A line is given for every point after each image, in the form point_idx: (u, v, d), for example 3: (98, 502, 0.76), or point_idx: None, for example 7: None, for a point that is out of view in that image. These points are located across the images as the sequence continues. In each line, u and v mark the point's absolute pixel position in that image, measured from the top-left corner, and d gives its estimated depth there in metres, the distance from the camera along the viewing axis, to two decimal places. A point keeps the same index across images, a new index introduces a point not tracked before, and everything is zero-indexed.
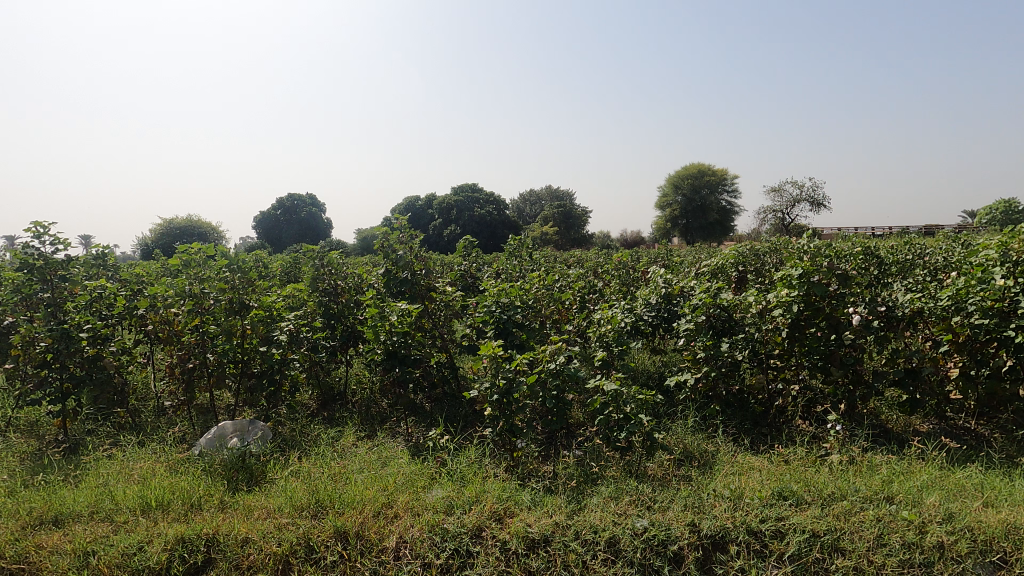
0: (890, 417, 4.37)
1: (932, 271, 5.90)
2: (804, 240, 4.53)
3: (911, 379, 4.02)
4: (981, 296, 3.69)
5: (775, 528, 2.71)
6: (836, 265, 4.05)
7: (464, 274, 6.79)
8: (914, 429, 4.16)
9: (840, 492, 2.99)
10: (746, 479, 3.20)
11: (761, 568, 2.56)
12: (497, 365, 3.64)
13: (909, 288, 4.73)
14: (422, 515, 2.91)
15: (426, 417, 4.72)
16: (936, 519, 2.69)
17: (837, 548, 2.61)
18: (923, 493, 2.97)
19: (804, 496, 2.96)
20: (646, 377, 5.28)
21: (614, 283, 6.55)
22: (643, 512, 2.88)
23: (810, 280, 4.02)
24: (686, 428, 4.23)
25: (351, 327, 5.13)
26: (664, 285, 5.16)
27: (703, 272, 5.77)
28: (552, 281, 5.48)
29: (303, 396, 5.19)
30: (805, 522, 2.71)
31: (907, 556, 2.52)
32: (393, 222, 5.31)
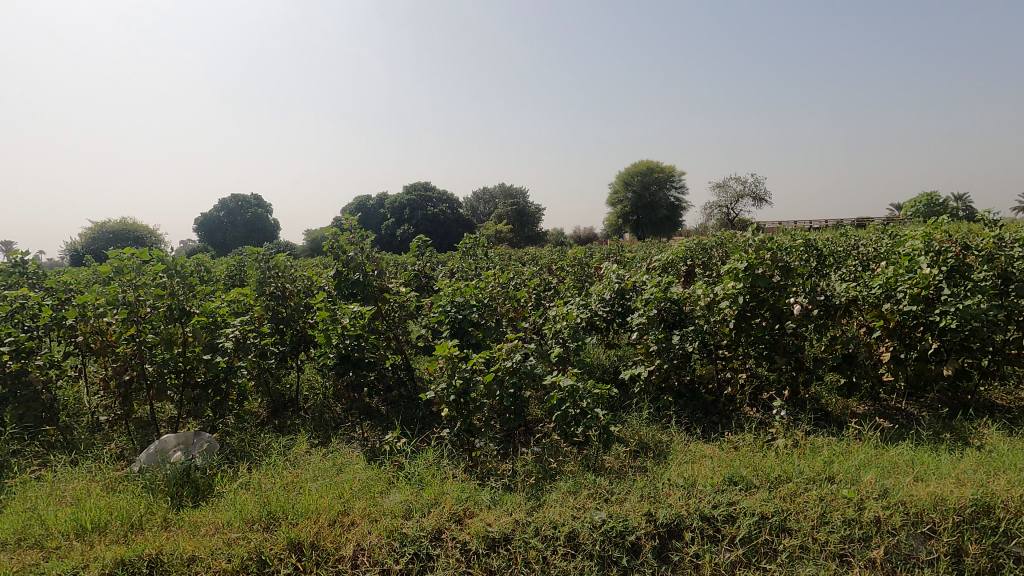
0: (830, 401, 4.59)
1: (866, 262, 6.22)
2: (749, 233, 4.65)
3: (848, 364, 4.27)
4: (910, 285, 3.99)
5: (726, 513, 2.80)
6: (778, 257, 4.28)
7: (417, 273, 6.66)
8: (851, 411, 4.40)
9: (786, 474, 3.12)
10: (699, 467, 3.30)
11: (714, 552, 2.64)
12: (453, 365, 3.60)
13: (844, 277, 5.04)
14: (380, 520, 2.85)
15: (383, 421, 4.64)
16: (873, 495, 2.85)
17: (784, 528, 2.73)
18: (861, 471, 3.13)
19: (753, 480, 3.08)
20: (602, 372, 5.31)
21: (568, 280, 6.57)
22: (601, 505, 2.91)
23: (755, 272, 4.25)
24: (641, 420, 4.32)
25: (300, 331, 5.01)
26: (617, 280, 5.25)
27: (652, 267, 5.89)
28: (507, 280, 5.47)
29: (251, 405, 5.01)
30: (754, 506, 2.81)
31: (848, 532, 2.67)
32: (341, 222, 5.14)
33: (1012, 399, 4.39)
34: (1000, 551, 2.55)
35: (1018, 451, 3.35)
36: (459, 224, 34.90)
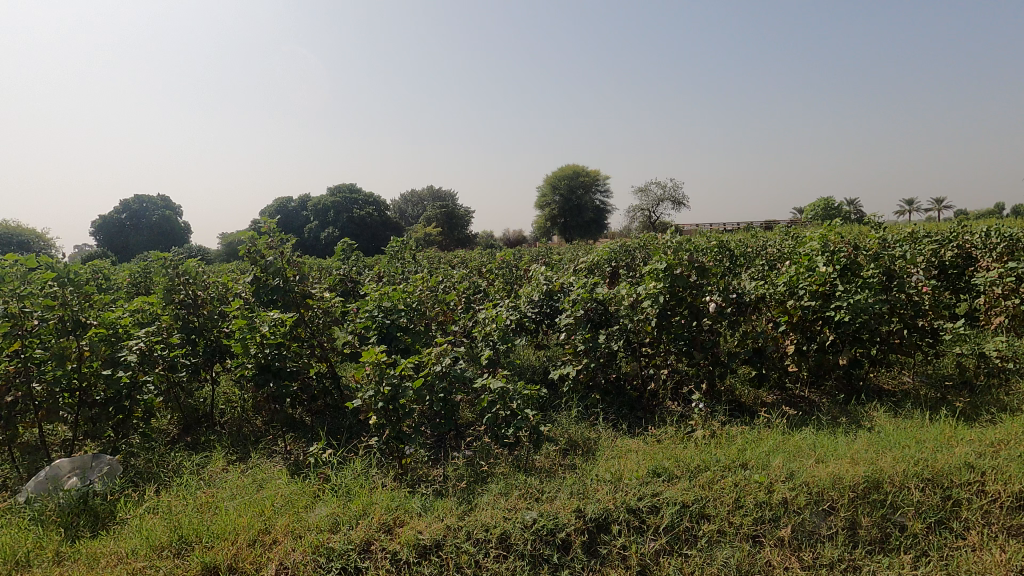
0: (743, 392, 4.90)
1: (772, 262, 6.71)
2: (668, 235, 4.90)
3: (758, 357, 4.63)
4: (810, 283, 4.44)
5: (651, 504, 2.92)
6: (694, 258, 4.54)
7: (343, 278, 6.44)
8: (762, 401, 4.72)
9: (705, 464, 3.30)
10: (625, 461, 3.42)
11: (639, 543, 2.74)
12: (381, 371, 3.53)
13: (754, 276, 5.41)
14: (304, 536, 2.73)
15: (307, 432, 4.45)
16: (781, 478, 3.07)
17: (703, 514, 2.88)
18: (770, 456, 3.36)
19: (675, 471, 3.23)
20: (532, 372, 5.37)
21: (498, 282, 6.60)
22: (532, 505, 2.95)
23: (673, 272, 4.46)
24: (570, 418, 4.41)
25: (216, 341, 4.69)
26: (545, 282, 5.34)
27: (579, 269, 6.04)
28: (436, 283, 5.42)
29: (160, 422, 4.65)
30: (676, 495, 2.95)
31: (760, 514, 2.86)
32: (260, 225, 4.93)
33: (896, 383, 4.88)
34: (887, 521, 2.82)
35: (901, 430, 3.72)
36: (387, 227, 34.19)
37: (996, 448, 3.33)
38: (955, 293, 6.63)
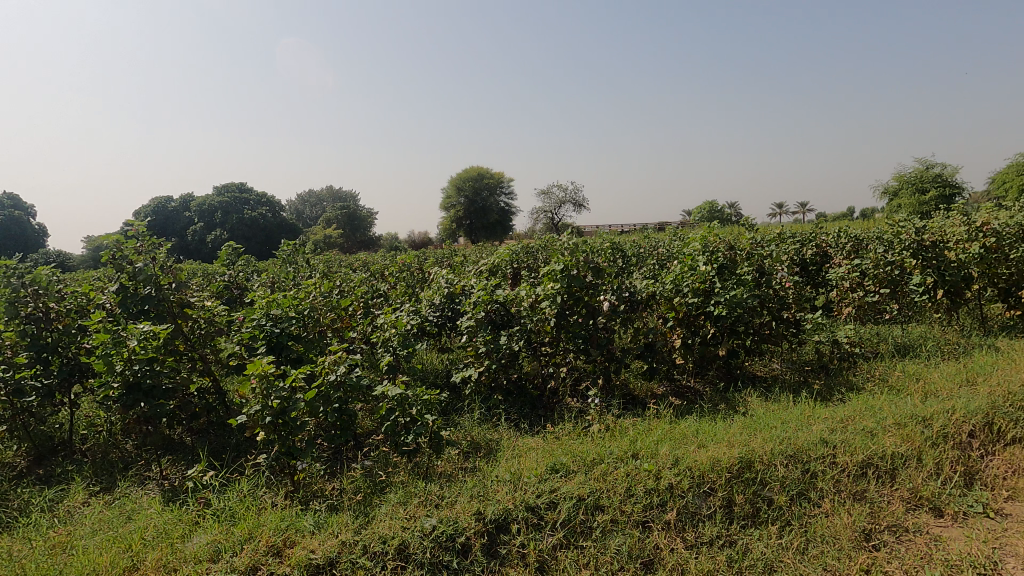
0: (637, 385, 5.17)
1: (662, 261, 7.15)
2: (565, 237, 5.11)
3: (650, 352, 4.90)
4: (693, 281, 4.83)
5: (548, 500, 3.00)
6: (589, 260, 4.75)
7: (228, 284, 5.98)
8: (653, 392, 5.01)
9: (599, 456, 3.44)
10: (524, 460, 3.48)
11: (537, 540, 2.80)
12: (268, 384, 3.27)
13: (645, 275, 5.75)
14: (179, 569, 2.50)
15: (187, 454, 4.09)
16: (667, 465, 3.27)
17: (598, 506, 3.01)
18: (658, 445, 3.58)
19: (571, 466, 3.34)
20: (434, 376, 5.31)
21: (399, 285, 6.46)
22: (432, 511, 2.91)
23: (570, 273, 4.60)
24: (473, 421, 4.41)
25: (74, 360, 4.16)
26: (447, 285, 5.30)
27: (480, 271, 6.07)
28: (331, 288, 5.18)
29: (3, 455, 4.05)
30: (572, 490, 3.06)
31: (648, 500, 3.03)
32: (126, 228, 4.42)
33: (767, 369, 5.40)
34: (758, 497, 3.10)
35: (770, 413, 4.12)
36: (283, 230, 32.36)
37: (844, 424, 3.78)
38: (815, 287, 7.46)
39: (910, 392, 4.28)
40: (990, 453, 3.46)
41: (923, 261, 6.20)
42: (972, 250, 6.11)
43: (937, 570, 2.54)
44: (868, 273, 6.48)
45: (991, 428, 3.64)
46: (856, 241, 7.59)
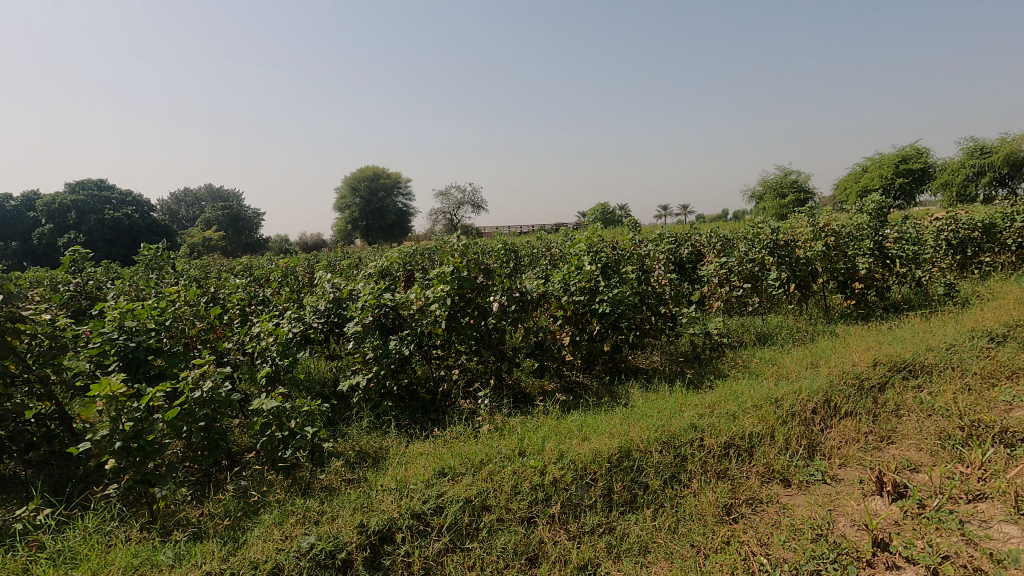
0: (528, 383, 5.27)
1: (553, 262, 7.40)
2: (454, 239, 5.13)
3: (539, 350, 5.03)
4: (579, 281, 5.11)
5: (435, 505, 2.97)
6: (478, 262, 4.86)
7: (75, 294, 5.29)
8: (543, 389, 5.14)
9: (487, 457, 3.47)
10: (412, 466, 3.43)
11: (423, 547, 2.76)
12: (118, 406, 2.93)
13: (537, 276, 5.97)
14: None
15: (18, 491, 3.56)
16: (551, 461, 3.38)
17: (485, 506, 3.03)
18: (544, 441, 3.68)
19: (459, 468, 3.34)
20: (320, 386, 5.06)
21: (281, 291, 6.10)
22: (311, 529, 2.77)
23: (460, 275, 4.60)
24: (361, 430, 4.25)
25: None
26: (332, 290, 5.07)
27: (370, 274, 5.89)
28: (200, 296, 4.76)
29: None
30: (459, 492, 3.06)
31: (533, 496, 3.11)
32: None
33: (648, 362, 5.75)
34: (635, 483, 3.29)
35: (648, 403, 4.39)
36: (154, 232, 29.38)
37: (712, 409, 4.13)
38: (691, 283, 8.08)
39: (766, 376, 4.76)
40: (828, 426, 3.93)
41: (778, 258, 6.94)
42: (816, 247, 6.94)
43: (784, 534, 2.83)
44: (734, 269, 7.14)
45: (830, 405, 4.15)
46: (725, 241, 8.33)
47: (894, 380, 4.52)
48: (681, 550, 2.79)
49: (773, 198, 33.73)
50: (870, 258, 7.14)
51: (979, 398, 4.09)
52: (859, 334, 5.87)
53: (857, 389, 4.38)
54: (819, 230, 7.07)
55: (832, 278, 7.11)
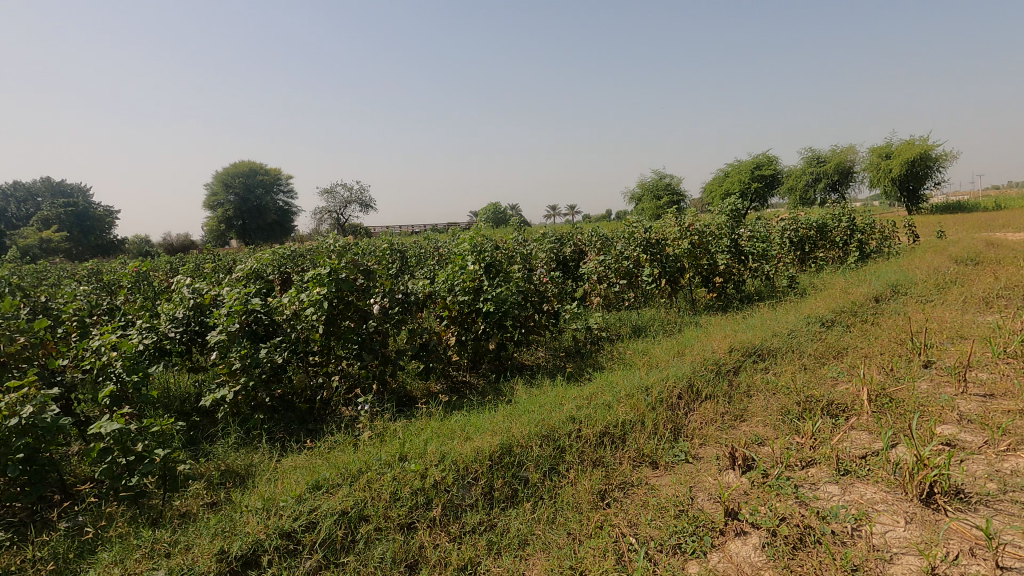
0: (413, 386, 5.17)
1: (439, 262, 7.36)
2: (331, 239, 4.89)
3: (424, 351, 4.96)
4: (463, 280, 5.15)
5: (307, 521, 2.82)
6: (357, 263, 4.70)
7: None
8: (429, 391, 5.07)
9: (366, 465, 3.35)
10: (283, 482, 3.22)
11: (293, 566, 2.59)
12: None
13: (423, 276, 5.91)
14: None
15: None
16: (433, 463, 3.34)
17: (362, 517, 2.93)
18: (426, 444, 3.63)
19: (335, 480, 3.20)
20: (180, 403, 4.58)
21: (132, 299, 5.45)
22: (160, 562, 2.50)
23: (338, 277, 4.41)
24: (227, 447, 3.91)
25: None
26: (192, 295, 4.60)
27: (237, 277, 5.44)
28: (23, 307, 4.10)
29: None
30: (334, 505, 2.93)
31: (414, 501, 3.05)
32: None
33: (533, 358, 5.89)
34: (515, 478, 3.36)
35: (530, 398, 4.49)
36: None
37: (590, 400, 4.33)
38: (574, 281, 8.42)
39: (639, 366, 5.09)
40: (691, 410, 4.28)
41: (650, 255, 7.45)
42: (682, 245, 7.55)
43: (651, 513, 3.01)
44: (611, 267, 7.55)
45: (692, 390, 4.53)
46: (604, 240, 8.79)
47: (746, 364, 5.03)
48: (558, 539, 2.87)
49: (650, 200, 36.24)
50: (727, 255, 7.92)
51: (812, 376, 4.68)
52: (718, 323, 6.46)
53: (715, 374, 4.82)
54: (685, 230, 7.78)
55: (696, 273, 7.77)
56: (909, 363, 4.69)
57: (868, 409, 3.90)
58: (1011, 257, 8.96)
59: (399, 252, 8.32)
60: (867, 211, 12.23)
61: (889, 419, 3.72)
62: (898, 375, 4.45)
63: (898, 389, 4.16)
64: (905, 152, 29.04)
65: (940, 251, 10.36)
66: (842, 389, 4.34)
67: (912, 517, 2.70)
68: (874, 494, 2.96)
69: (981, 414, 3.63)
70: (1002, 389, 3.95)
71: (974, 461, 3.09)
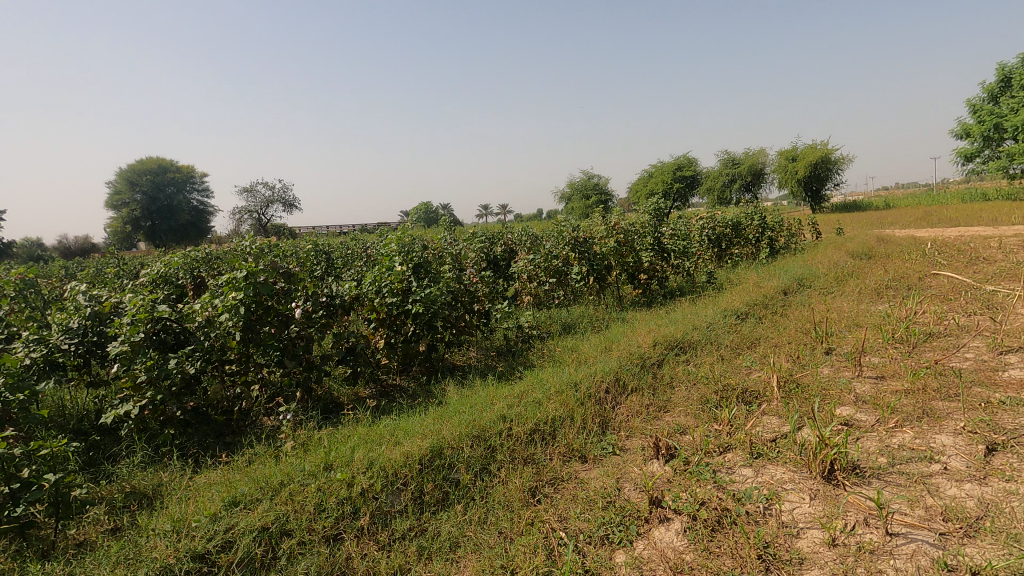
0: (340, 392, 4.99)
1: (367, 262, 7.17)
2: (247, 241, 4.63)
3: (351, 356, 4.80)
4: (391, 282, 5.04)
5: (222, 541, 2.67)
6: (277, 266, 4.49)
7: None
8: (357, 396, 4.92)
9: (288, 477, 3.21)
10: (196, 501, 3.02)
11: None
12: None
13: (349, 277, 5.72)
14: None
15: None
16: (360, 471, 3.24)
17: (284, 531, 2.81)
18: (353, 451, 3.52)
19: (254, 495, 3.04)
20: (77, 421, 4.18)
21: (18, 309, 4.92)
22: None
23: (255, 280, 4.19)
24: (132, 467, 3.61)
25: None
26: (89, 303, 4.20)
27: (142, 283, 5.03)
28: None
29: None
30: (253, 521, 2.78)
31: (340, 512, 2.95)
32: None
33: (465, 358, 5.87)
34: (445, 481, 3.32)
35: (461, 399, 4.46)
36: None
37: (520, 398, 4.37)
38: (505, 279, 8.46)
39: (568, 363, 5.18)
40: (618, 403, 4.41)
41: (578, 253, 7.62)
42: (608, 244, 7.78)
43: (580, 507, 3.07)
44: (541, 265, 7.66)
45: (619, 384, 4.67)
46: (534, 239, 8.88)
47: (669, 357, 5.26)
48: (489, 539, 2.86)
49: (579, 199, 37.07)
50: (651, 252, 8.24)
51: (728, 366, 4.95)
52: (643, 319, 6.70)
53: (641, 368, 5.00)
54: (611, 230, 8.01)
55: (622, 271, 8.03)
56: (813, 351, 5.07)
57: (777, 395, 4.18)
58: (899, 251, 9.89)
59: (324, 253, 8.02)
60: (777, 210, 13.10)
61: (795, 403, 4.00)
62: (803, 363, 4.79)
63: (803, 375, 4.49)
64: (809, 155, 31.39)
65: (839, 247, 11.27)
66: (755, 378, 4.63)
67: (815, 493, 2.92)
68: (783, 474, 3.17)
69: (874, 395, 3.98)
70: (891, 372, 4.35)
71: (868, 438, 3.38)
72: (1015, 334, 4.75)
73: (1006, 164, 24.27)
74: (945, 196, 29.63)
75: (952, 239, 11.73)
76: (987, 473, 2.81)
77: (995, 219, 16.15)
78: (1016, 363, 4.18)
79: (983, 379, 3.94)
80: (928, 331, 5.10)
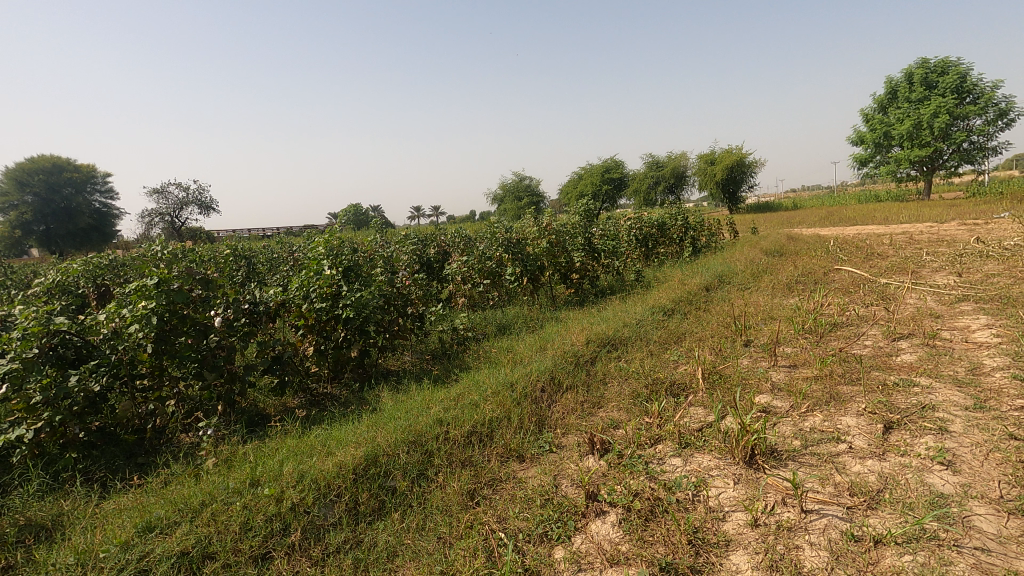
0: (267, 403, 4.75)
1: (293, 266, 6.88)
2: (158, 245, 4.30)
3: (278, 364, 4.57)
4: (319, 286, 4.85)
5: (136, 570, 2.47)
6: (193, 271, 4.20)
7: None
8: (286, 407, 4.71)
9: (211, 496, 3.02)
10: (105, 529, 2.77)
11: None
12: None
13: (273, 282, 5.45)
14: None
15: None
16: (290, 485, 3.11)
17: (207, 554, 2.63)
18: (282, 464, 3.36)
19: (172, 518, 2.83)
20: None
21: None
22: None
23: (168, 288, 3.91)
24: (26, 496, 3.26)
25: None
26: None
27: (35, 293, 4.55)
28: None
29: None
30: (172, 546, 2.59)
31: (269, 529, 2.81)
32: None
33: (399, 363, 5.75)
34: (382, 489, 3.24)
35: (397, 404, 4.37)
36: None
37: (457, 401, 4.34)
38: (439, 281, 8.38)
39: (504, 363, 5.21)
40: (554, 401, 4.48)
41: (512, 254, 7.66)
42: (541, 244, 7.90)
43: (518, 506, 3.08)
44: (475, 267, 7.66)
45: (554, 382, 4.74)
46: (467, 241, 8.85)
47: (601, 353, 5.40)
48: (428, 545, 2.81)
49: (512, 199, 37.39)
50: (582, 252, 8.44)
51: (657, 360, 5.15)
52: (576, 317, 6.84)
53: (575, 366, 5.10)
54: (543, 230, 8.13)
55: (555, 271, 8.17)
56: (734, 343, 5.38)
57: (703, 386, 4.39)
58: (807, 249, 10.69)
59: (247, 258, 7.61)
60: (698, 210, 13.78)
61: (719, 394, 4.23)
62: (725, 355, 5.07)
63: (725, 367, 4.75)
64: (726, 159, 33.27)
65: (755, 245, 12.03)
66: (682, 371, 4.84)
67: (738, 478, 3.09)
68: (709, 462, 3.33)
69: (787, 383, 4.28)
70: (802, 360, 4.70)
71: (783, 423, 3.63)
72: (906, 322, 5.25)
73: (894, 168, 26.81)
74: (845, 197, 32.34)
75: (852, 236, 12.82)
76: (885, 450, 3.09)
77: (886, 218, 17.77)
78: (907, 349, 4.63)
79: (880, 364, 4.32)
80: (833, 321, 5.55)
